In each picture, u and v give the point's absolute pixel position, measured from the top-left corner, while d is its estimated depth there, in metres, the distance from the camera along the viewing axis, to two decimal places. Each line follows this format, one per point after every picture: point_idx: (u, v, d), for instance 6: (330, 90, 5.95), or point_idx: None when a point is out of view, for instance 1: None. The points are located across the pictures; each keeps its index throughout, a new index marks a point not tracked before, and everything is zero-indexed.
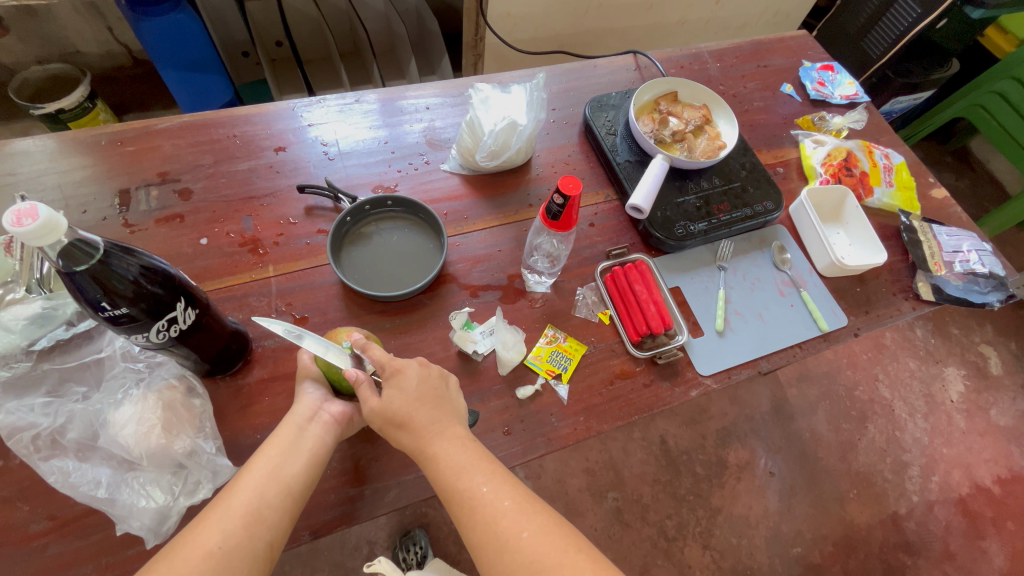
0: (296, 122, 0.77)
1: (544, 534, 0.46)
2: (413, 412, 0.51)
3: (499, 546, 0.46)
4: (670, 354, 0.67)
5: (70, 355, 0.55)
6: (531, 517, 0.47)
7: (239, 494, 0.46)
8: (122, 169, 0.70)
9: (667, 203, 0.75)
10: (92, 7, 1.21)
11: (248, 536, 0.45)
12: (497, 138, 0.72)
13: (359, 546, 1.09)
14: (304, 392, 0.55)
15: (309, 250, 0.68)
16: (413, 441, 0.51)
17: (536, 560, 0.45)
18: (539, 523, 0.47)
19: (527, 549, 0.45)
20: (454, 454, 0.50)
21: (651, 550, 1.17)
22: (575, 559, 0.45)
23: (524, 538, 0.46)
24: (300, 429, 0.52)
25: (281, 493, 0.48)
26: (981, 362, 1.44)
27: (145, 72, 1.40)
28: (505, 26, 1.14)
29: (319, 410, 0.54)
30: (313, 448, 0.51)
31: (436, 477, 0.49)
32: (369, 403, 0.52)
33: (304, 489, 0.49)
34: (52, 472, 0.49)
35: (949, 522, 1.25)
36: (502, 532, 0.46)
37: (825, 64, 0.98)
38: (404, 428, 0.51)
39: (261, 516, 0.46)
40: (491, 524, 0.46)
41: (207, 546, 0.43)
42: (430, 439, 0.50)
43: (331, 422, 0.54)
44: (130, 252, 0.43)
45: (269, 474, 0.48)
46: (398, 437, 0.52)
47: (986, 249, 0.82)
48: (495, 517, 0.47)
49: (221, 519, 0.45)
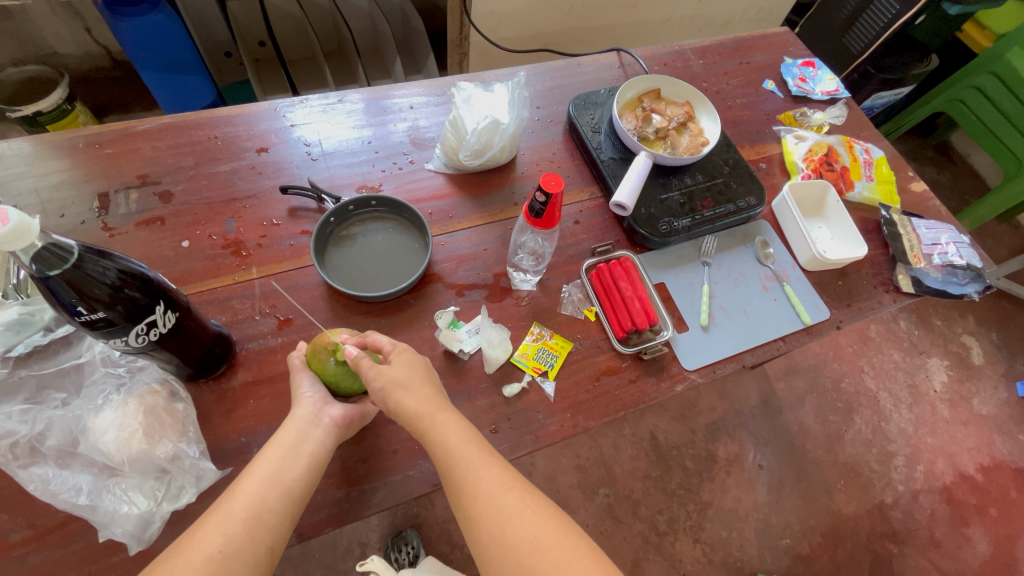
0: (278, 122, 0.76)
1: (547, 514, 0.48)
2: (417, 382, 0.54)
3: (503, 520, 0.47)
4: (655, 349, 0.67)
5: (48, 361, 0.54)
6: (533, 497, 0.49)
7: (239, 499, 0.46)
8: (100, 172, 0.69)
9: (651, 200, 0.75)
10: (69, 7, 1.19)
11: (248, 540, 0.45)
12: (481, 136, 0.72)
13: (351, 548, 1.08)
14: (300, 394, 0.54)
15: (293, 251, 0.68)
16: (419, 407, 0.52)
17: (539, 535, 0.46)
18: (541, 503, 0.49)
19: (530, 524, 0.47)
20: (460, 429, 0.52)
21: (642, 545, 1.17)
22: (575, 539, 0.47)
23: (528, 515, 0.48)
24: (302, 433, 0.51)
25: (281, 496, 0.47)
26: (963, 352, 1.47)
27: (125, 73, 1.38)
28: (490, 24, 1.14)
29: (319, 414, 0.53)
30: (314, 453, 0.51)
31: (439, 448, 0.50)
32: (367, 370, 0.53)
33: (305, 492, 0.49)
34: (31, 480, 0.48)
35: (933, 511, 1.27)
36: (505, 506, 0.48)
37: (807, 61, 0.99)
38: (410, 391, 0.52)
39: (261, 520, 0.46)
40: (496, 498, 0.48)
41: (208, 550, 0.43)
42: (437, 409, 0.52)
43: (332, 425, 0.53)
44: (105, 255, 0.43)
45: (269, 478, 0.48)
46: (401, 399, 0.52)
47: (964, 241, 0.83)
48: (501, 492, 0.49)
49: (222, 524, 0.45)
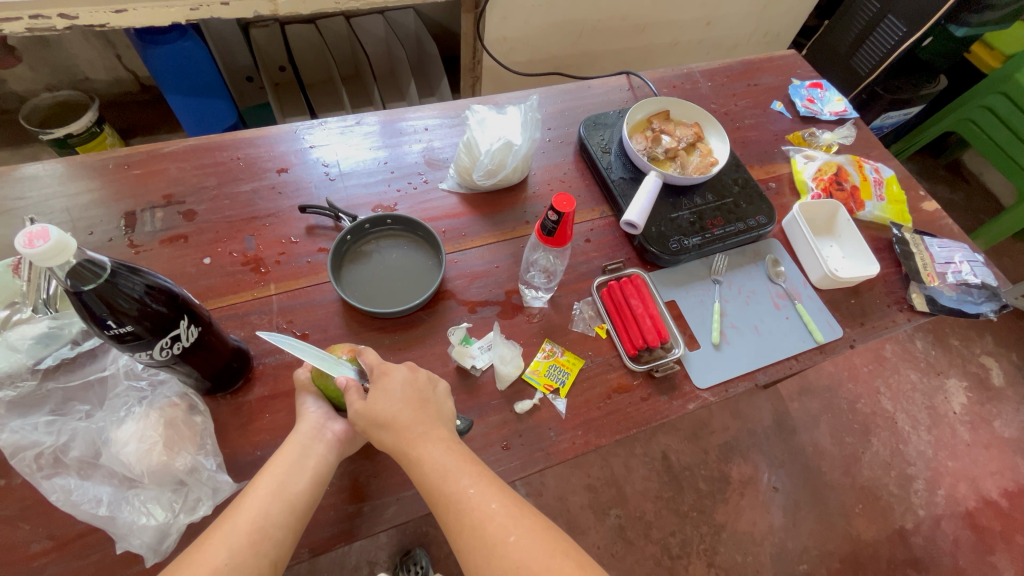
0: (298, 144, 0.79)
1: (532, 538, 0.46)
2: (397, 412, 0.52)
3: (486, 550, 0.46)
4: (667, 366, 0.68)
5: (74, 373, 0.56)
6: (519, 519, 0.48)
7: (243, 513, 0.46)
8: (128, 192, 0.71)
9: (662, 218, 0.76)
10: (102, 37, 1.26)
11: (252, 554, 0.45)
12: (494, 157, 0.74)
13: (359, 567, 1.07)
14: (303, 415, 0.55)
15: (310, 268, 0.69)
16: (396, 443, 0.51)
17: (524, 561, 0.45)
18: (526, 528, 0.47)
19: (515, 552, 0.45)
20: (441, 454, 0.51)
21: (655, 568, 1.15)
22: (562, 564, 0.45)
23: (511, 543, 0.46)
24: (305, 449, 0.52)
25: (285, 511, 0.48)
26: (983, 373, 1.44)
27: (151, 98, 1.44)
28: (502, 49, 1.18)
29: (322, 429, 0.54)
30: (317, 468, 0.51)
31: (422, 479, 0.50)
32: (354, 404, 0.53)
33: (308, 508, 0.50)
34: (54, 490, 0.50)
35: (956, 537, 1.23)
36: (489, 533, 0.46)
37: (814, 82, 1.01)
38: (386, 428, 0.52)
39: (266, 534, 0.46)
40: (479, 527, 0.47)
41: (213, 563, 0.43)
42: (414, 440, 0.51)
43: (334, 442, 0.54)
44: (136, 271, 0.45)
45: (273, 492, 0.48)
46: (378, 435, 0.52)
47: (977, 260, 0.83)
48: (484, 519, 0.47)
49: (227, 538, 0.45)
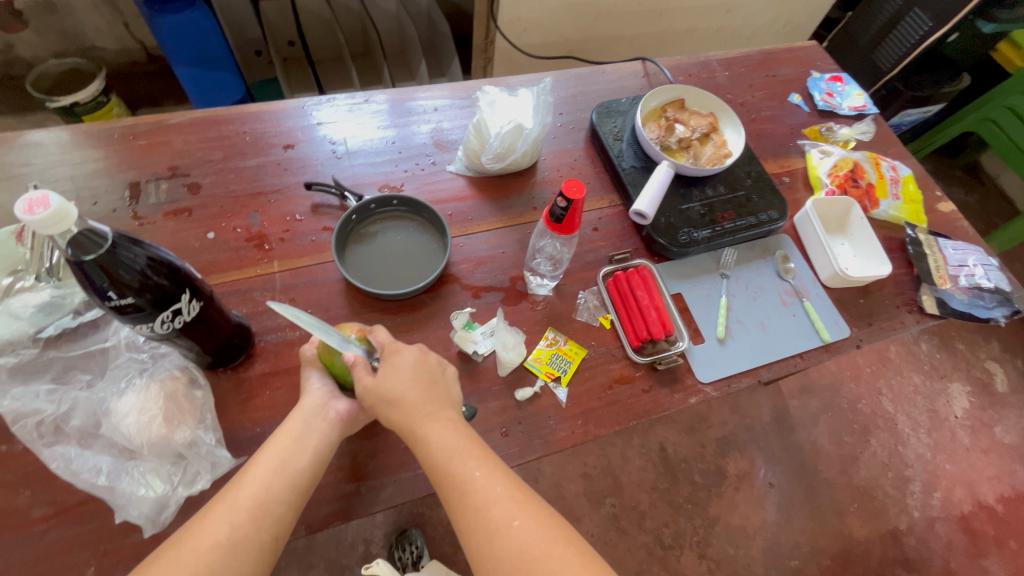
0: (305, 120, 0.78)
1: (535, 524, 0.46)
2: (406, 391, 0.52)
3: (489, 532, 0.46)
4: (669, 360, 0.67)
5: (76, 343, 0.56)
6: (523, 503, 0.48)
7: (246, 488, 0.46)
8: (132, 162, 0.71)
9: (671, 209, 0.75)
10: (110, 4, 1.24)
11: (253, 529, 0.45)
12: (504, 140, 0.73)
13: (355, 544, 1.09)
14: (305, 393, 0.55)
15: (315, 246, 0.69)
16: (403, 422, 0.51)
17: (526, 545, 0.45)
18: (530, 513, 0.47)
19: (517, 537, 0.45)
20: (450, 435, 0.51)
21: (647, 557, 1.16)
22: (564, 552, 0.45)
23: (514, 527, 0.46)
24: (308, 425, 0.52)
25: (286, 486, 0.48)
26: (986, 378, 1.43)
27: (158, 68, 1.42)
28: (516, 29, 1.15)
29: (326, 406, 0.54)
30: (318, 445, 0.51)
31: (428, 458, 0.50)
32: (362, 379, 0.52)
33: (309, 485, 0.50)
34: (54, 458, 0.50)
35: (949, 540, 1.23)
36: (493, 516, 0.46)
37: (834, 76, 0.98)
38: (394, 406, 0.52)
39: (267, 510, 0.46)
40: (483, 509, 0.47)
41: (214, 537, 0.43)
42: (421, 420, 0.51)
43: (337, 419, 0.54)
44: (137, 243, 0.44)
45: (275, 468, 0.48)
46: (386, 413, 0.52)
47: (992, 264, 0.81)
48: (487, 501, 0.47)
49: (227, 513, 0.45)
